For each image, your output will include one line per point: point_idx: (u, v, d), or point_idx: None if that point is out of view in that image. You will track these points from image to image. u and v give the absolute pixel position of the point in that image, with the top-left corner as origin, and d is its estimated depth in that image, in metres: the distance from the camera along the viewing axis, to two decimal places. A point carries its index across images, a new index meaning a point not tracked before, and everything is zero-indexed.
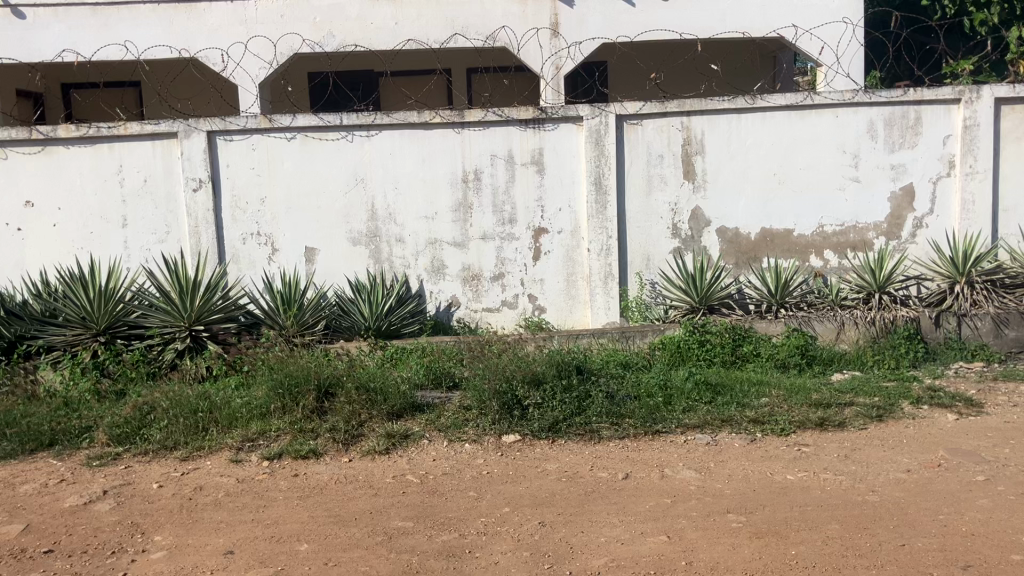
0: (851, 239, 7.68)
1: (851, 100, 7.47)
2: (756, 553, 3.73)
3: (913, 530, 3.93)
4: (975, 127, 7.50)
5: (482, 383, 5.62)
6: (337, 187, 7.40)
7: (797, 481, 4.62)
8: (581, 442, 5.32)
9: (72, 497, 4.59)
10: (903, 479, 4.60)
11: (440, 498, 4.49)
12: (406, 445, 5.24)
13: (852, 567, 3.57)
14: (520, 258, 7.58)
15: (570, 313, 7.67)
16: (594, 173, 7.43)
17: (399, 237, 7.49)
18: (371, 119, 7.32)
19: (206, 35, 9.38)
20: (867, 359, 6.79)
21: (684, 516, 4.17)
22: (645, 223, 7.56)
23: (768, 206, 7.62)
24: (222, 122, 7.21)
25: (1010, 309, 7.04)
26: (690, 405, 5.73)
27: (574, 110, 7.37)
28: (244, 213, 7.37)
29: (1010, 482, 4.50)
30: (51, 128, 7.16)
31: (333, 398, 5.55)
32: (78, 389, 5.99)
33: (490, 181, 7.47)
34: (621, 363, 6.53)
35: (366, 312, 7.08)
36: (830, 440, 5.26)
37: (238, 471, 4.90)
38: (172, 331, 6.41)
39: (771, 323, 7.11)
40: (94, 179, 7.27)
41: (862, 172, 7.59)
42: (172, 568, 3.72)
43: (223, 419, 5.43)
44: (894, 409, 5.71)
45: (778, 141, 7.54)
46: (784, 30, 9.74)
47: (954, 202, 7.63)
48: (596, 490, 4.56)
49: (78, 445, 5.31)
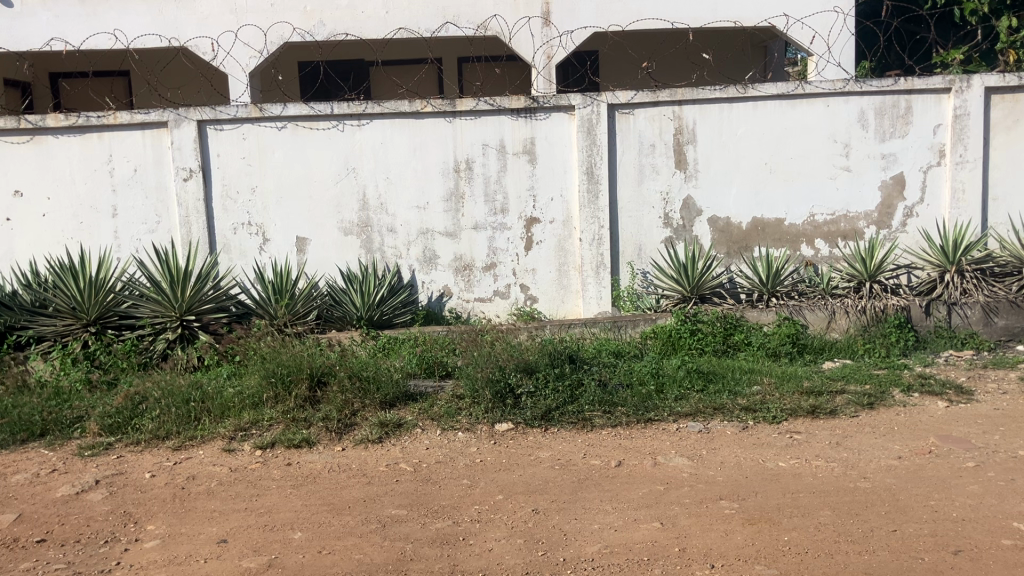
0: (843, 228, 7.71)
1: (842, 89, 7.48)
2: (749, 539, 3.76)
3: (905, 515, 3.96)
4: (965, 117, 7.53)
5: (474, 371, 5.63)
6: (328, 176, 7.37)
7: (789, 468, 4.65)
8: (574, 430, 5.32)
9: (65, 486, 4.57)
10: (894, 465, 4.64)
11: (434, 486, 4.49)
12: (399, 434, 5.23)
13: (844, 553, 3.60)
14: (512, 247, 7.58)
15: (562, 303, 7.69)
16: (586, 163, 7.42)
17: (391, 226, 7.48)
18: (361, 108, 7.30)
19: (196, 24, 9.31)
20: (858, 347, 6.82)
21: (677, 503, 4.19)
22: (637, 212, 7.58)
23: (759, 196, 7.63)
24: (213, 112, 7.18)
25: (1000, 298, 7.09)
26: (682, 394, 5.75)
27: (566, 98, 7.35)
28: (234, 203, 7.34)
29: (1000, 468, 4.54)
30: (40, 117, 7.11)
31: (326, 388, 5.58)
32: (69, 378, 5.97)
33: (482, 170, 7.46)
34: (614, 352, 6.54)
35: (358, 301, 7.07)
36: (822, 427, 5.29)
37: (230, 461, 4.90)
38: (163, 321, 6.40)
39: (763, 312, 7.13)
40: (84, 169, 7.23)
41: (853, 160, 7.61)
42: (165, 557, 3.71)
43: (216, 408, 5.42)
44: (885, 397, 5.75)
45: (770, 131, 7.55)
46: (775, 19, 9.75)
47: (945, 191, 7.67)
48: (589, 478, 4.57)
49: (69, 435, 5.30)
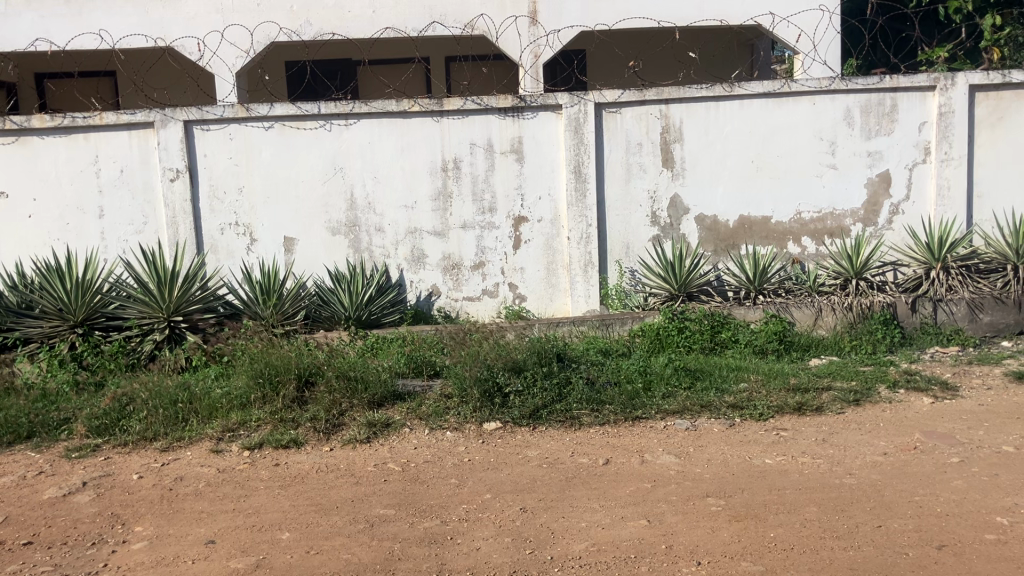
0: (829, 226, 7.76)
1: (828, 87, 7.51)
2: (735, 536, 3.78)
3: (889, 511, 4.00)
4: (950, 114, 7.58)
5: (463, 370, 5.65)
6: (315, 174, 7.37)
7: (775, 465, 4.68)
8: (561, 429, 5.34)
9: (51, 488, 4.57)
10: (879, 462, 4.67)
11: (423, 485, 4.50)
12: (387, 434, 5.25)
13: (829, 549, 3.63)
14: (501, 246, 7.60)
15: (550, 301, 7.71)
16: (573, 161, 7.44)
17: (379, 226, 7.48)
18: (348, 107, 7.29)
19: (182, 24, 9.28)
20: (844, 344, 6.87)
21: (663, 501, 4.22)
22: (625, 211, 7.60)
23: (746, 194, 7.67)
24: (199, 112, 7.15)
25: (985, 294, 7.14)
26: (669, 392, 5.78)
27: (553, 97, 7.36)
28: (221, 203, 7.33)
29: (984, 464, 4.58)
30: (25, 118, 7.08)
31: (313, 388, 5.59)
32: (56, 380, 5.96)
33: (469, 169, 7.47)
34: (601, 350, 6.58)
35: (346, 301, 7.06)
36: (808, 424, 5.33)
37: (218, 462, 4.90)
38: (150, 322, 6.39)
39: (749, 310, 7.17)
40: (69, 170, 7.20)
41: (839, 158, 7.65)
42: (152, 559, 3.71)
43: (203, 409, 5.42)
44: (871, 393, 5.80)
45: (755, 130, 7.59)
46: (761, 18, 9.83)
47: (930, 188, 7.72)
48: (577, 476, 4.59)
49: (56, 437, 5.29)
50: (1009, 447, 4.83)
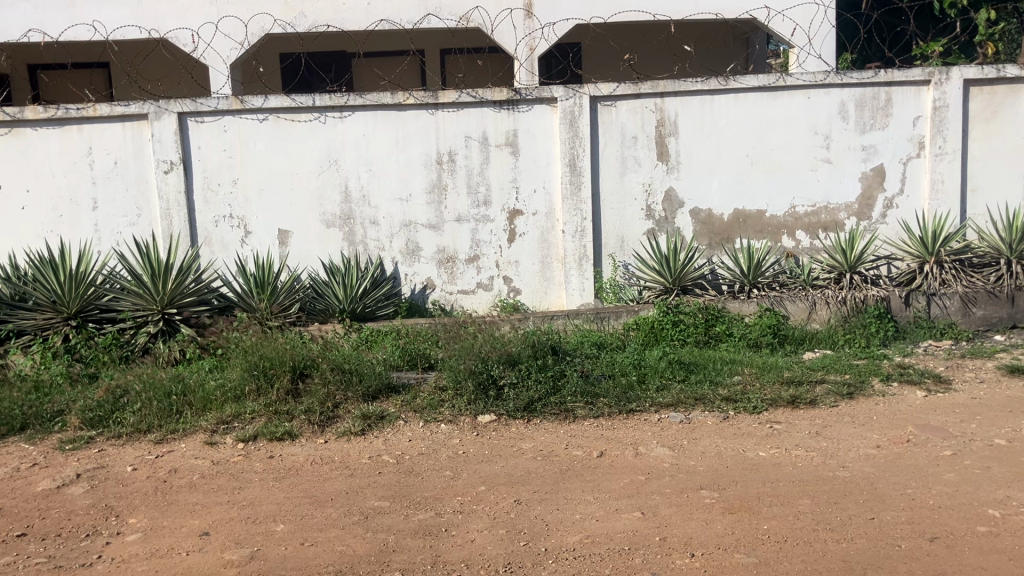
0: (823, 220, 7.77)
1: (823, 81, 7.52)
2: (729, 528, 3.80)
3: (882, 504, 4.02)
4: (944, 108, 7.59)
5: (457, 363, 5.66)
6: (309, 168, 7.36)
7: (768, 458, 4.70)
8: (557, 420, 5.36)
9: (45, 480, 4.56)
10: (873, 455, 4.69)
11: (418, 477, 4.51)
12: (381, 426, 5.25)
13: (822, 541, 3.64)
14: (495, 240, 7.60)
15: (545, 294, 7.71)
16: (569, 154, 7.44)
17: (373, 219, 7.47)
18: (343, 100, 7.27)
19: (176, 16, 9.23)
20: (838, 338, 6.86)
21: (658, 493, 4.23)
22: (619, 204, 7.60)
23: (741, 187, 7.68)
24: (193, 104, 7.13)
25: (978, 288, 7.17)
26: (663, 384, 5.81)
27: (549, 91, 7.37)
28: (215, 195, 7.31)
29: (977, 456, 4.61)
30: (18, 109, 7.05)
31: (308, 380, 5.61)
32: (50, 372, 5.91)
33: (465, 162, 7.46)
34: (596, 343, 6.60)
35: (341, 294, 7.08)
36: (802, 417, 5.35)
37: (213, 454, 4.89)
38: (144, 314, 6.41)
39: (744, 303, 7.20)
40: (63, 162, 7.18)
41: (833, 152, 7.66)
42: (147, 550, 3.71)
43: (199, 401, 5.43)
44: (864, 387, 5.82)
45: (750, 124, 7.59)
46: (756, 11, 9.80)
47: (924, 183, 7.74)
48: (571, 468, 4.60)
49: (49, 429, 5.26)
50: (1001, 440, 4.85)
